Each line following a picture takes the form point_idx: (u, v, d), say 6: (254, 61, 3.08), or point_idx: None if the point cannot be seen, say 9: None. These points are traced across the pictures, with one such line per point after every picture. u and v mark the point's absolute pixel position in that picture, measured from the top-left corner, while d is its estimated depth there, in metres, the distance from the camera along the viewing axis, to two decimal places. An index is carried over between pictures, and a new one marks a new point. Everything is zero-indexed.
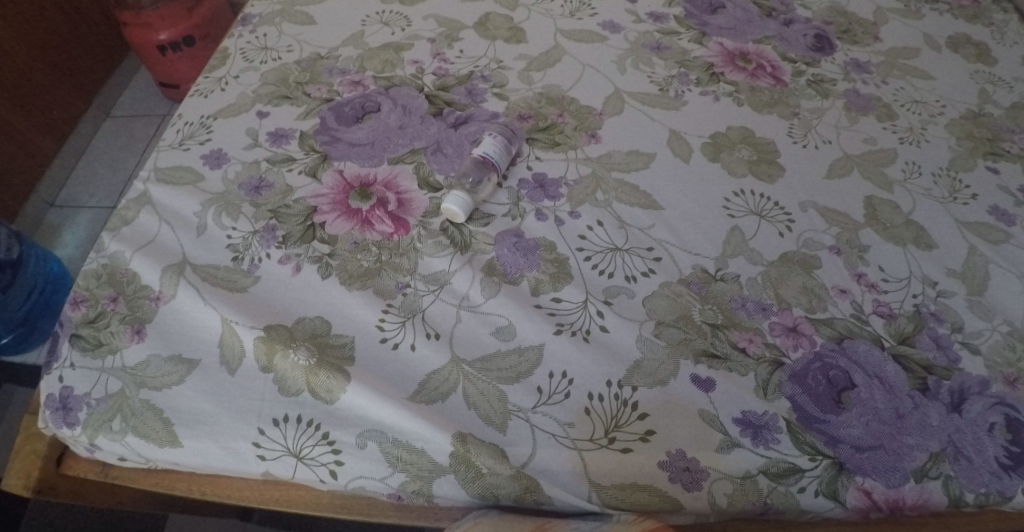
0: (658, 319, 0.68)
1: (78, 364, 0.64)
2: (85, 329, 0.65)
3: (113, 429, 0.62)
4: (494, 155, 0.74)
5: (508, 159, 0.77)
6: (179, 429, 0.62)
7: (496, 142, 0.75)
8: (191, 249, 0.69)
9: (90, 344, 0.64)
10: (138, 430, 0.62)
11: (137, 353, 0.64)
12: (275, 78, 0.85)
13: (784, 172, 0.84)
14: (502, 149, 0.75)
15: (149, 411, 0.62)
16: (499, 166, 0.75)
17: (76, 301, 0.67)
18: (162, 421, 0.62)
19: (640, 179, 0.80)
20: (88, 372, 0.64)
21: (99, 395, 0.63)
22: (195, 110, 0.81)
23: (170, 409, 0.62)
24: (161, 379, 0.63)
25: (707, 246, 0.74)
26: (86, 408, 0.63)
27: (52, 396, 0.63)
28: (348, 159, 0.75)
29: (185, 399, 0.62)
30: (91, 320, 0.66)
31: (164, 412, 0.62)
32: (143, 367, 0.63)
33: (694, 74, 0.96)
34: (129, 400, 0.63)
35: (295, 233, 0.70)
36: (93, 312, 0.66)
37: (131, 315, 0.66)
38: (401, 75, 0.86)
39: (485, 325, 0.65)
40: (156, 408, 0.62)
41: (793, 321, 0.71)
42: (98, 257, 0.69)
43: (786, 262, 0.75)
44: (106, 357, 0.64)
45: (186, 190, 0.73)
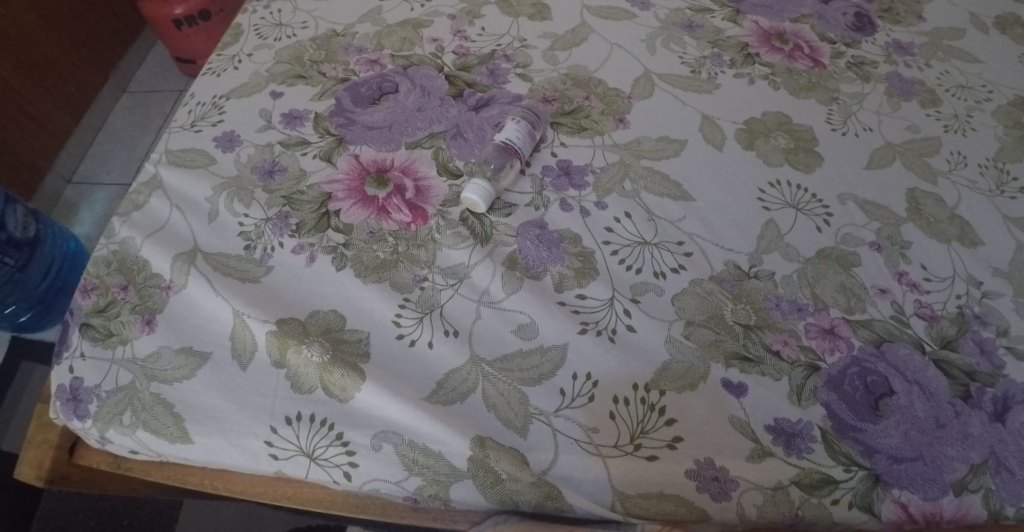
0: (688, 319, 0.64)
1: (88, 355, 0.62)
2: (96, 318, 0.63)
3: (124, 423, 0.61)
4: (516, 141, 0.70)
5: (531, 145, 0.73)
6: (191, 425, 0.60)
7: (519, 127, 0.71)
8: (202, 235, 0.67)
9: (101, 335, 0.63)
10: (148, 425, 0.61)
11: (147, 345, 0.62)
12: (290, 56, 0.81)
13: (822, 162, 0.80)
14: (525, 135, 0.71)
15: (159, 405, 0.61)
16: (522, 153, 0.71)
17: (86, 289, 0.65)
18: (173, 416, 0.60)
19: (670, 168, 0.76)
20: (98, 363, 0.62)
21: (109, 387, 0.62)
22: (207, 89, 0.78)
23: (181, 404, 0.61)
24: (171, 372, 0.61)
25: (740, 241, 0.70)
26: (96, 400, 0.61)
27: (63, 387, 0.62)
28: (363, 142, 0.72)
29: (195, 394, 0.61)
30: (102, 309, 0.64)
31: (174, 407, 0.61)
32: (154, 359, 0.62)
33: (728, 55, 0.91)
34: (140, 394, 0.61)
35: (309, 221, 0.67)
36: (103, 300, 0.64)
37: (142, 304, 0.64)
38: (419, 54, 0.82)
39: (506, 322, 0.62)
40: (166, 403, 0.61)
41: (830, 322, 0.67)
42: (108, 243, 0.67)
43: (823, 259, 0.71)
44: (117, 348, 0.63)
45: (198, 173, 0.71)
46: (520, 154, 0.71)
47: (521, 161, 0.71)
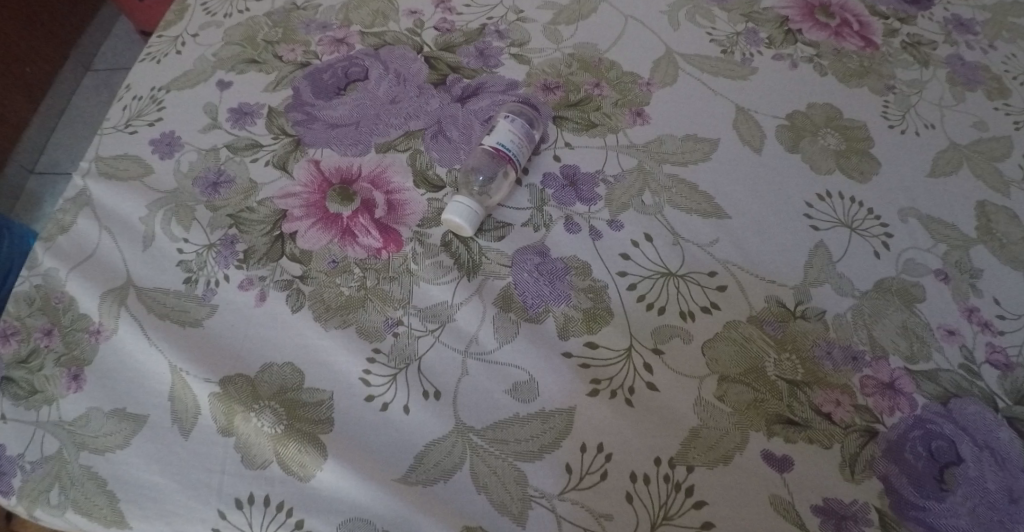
0: (721, 373, 0.53)
1: (9, 416, 0.54)
2: (17, 371, 0.55)
3: (52, 502, 0.52)
4: (512, 147, 0.57)
5: (530, 151, 0.59)
6: (126, 507, 0.51)
7: (514, 127, 0.58)
8: (136, 267, 0.58)
9: (23, 392, 0.54)
10: (79, 505, 0.52)
11: (75, 405, 0.54)
12: (241, 36, 0.68)
13: (879, 168, 0.67)
14: (523, 139, 0.58)
15: (90, 482, 0.52)
16: (519, 162, 0.58)
17: (4, 334, 0.56)
18: (106, 496, 0.51)
19: (700, 175, 0.62)
20: (21, 427, 0.54)
21: (33, 458, 0.53)
22: (145, 79, 0.67)
23: (113, 479, 0.52)
24: (102, 441, 0.53)
25: (785, 272, 0.58)
26: (20, 473, 0.52)
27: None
28: (326, 145, 0.61)
29: (130, 466, 0.52)
30: (22, 360, 0.55)
31: (108, 484, 0.52)
32: (82, 423, 0.53)
33: (764, 32, 0.76)
34: (68, 466, 0.52)
35: (259, 248, 0.57)
36: (24, 349, 0.56)
37: (68, 354, 0.55)
38: (395, 30, 0.68)
39: (498, 378, 0.51)
40: (98, 478, 0.52)
41: (889, 374, 0.56)
42: (30, 276, 0.58)
43: (881, 293, 0.59)
44: (41, 408, 0.54)
45: (132, 187, 0.61)
46: (516, 164, 0.57)
47: (517, 172, 0.58)
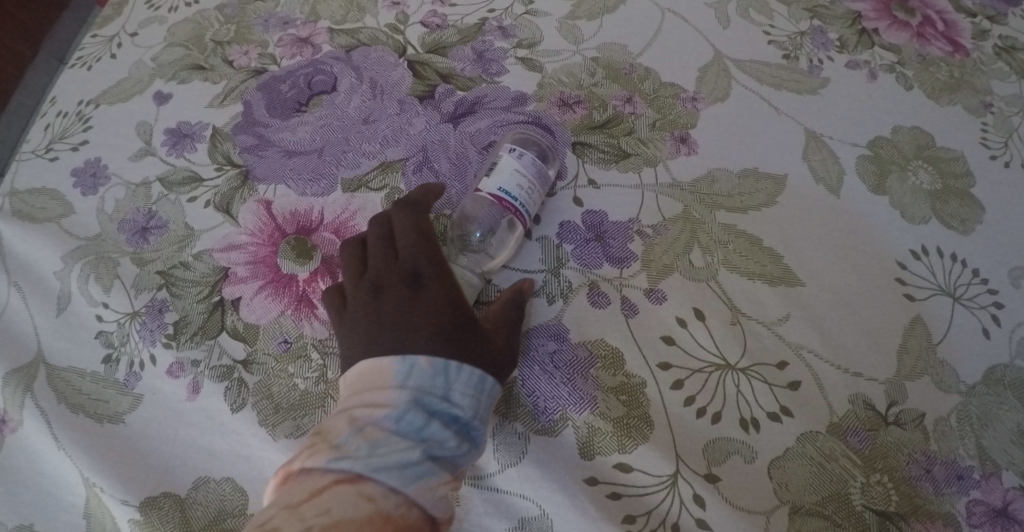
0: (793, 504, 0.40)
1: None
2: None
3: None
4: (518, 198, 0.43)
5: (543, 194, 0.45)
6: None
7: (523, 168, 0.43)
8: (49, 337, 0.45)
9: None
10: None
11: None
12: (187, 34, 0.55)
13: (983, 214, 0.53)
14: (532, 182, 0.44)
15: None
16: (528, 214, 0.43)
17: None
18: None
19: (761, 225, 0.49)
20: None
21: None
22: (71, 89, 0.53)
23: None
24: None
25: (871, 360, 0.45)
26: None
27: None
28: (281, 181, 0.47)
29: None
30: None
31: None
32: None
33: (835, 32, 0.61)
34: None
35: (194, 322, 0.44)
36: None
37: None
38: (373, 26, 0.54)
39: (498, 512, 0.39)
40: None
41: (1003, 497, 0.43)
42: None
43: (992, 387, 0.46)
44: None
45: (48, 231, 0.47)
46: (525, 219, 0.43)
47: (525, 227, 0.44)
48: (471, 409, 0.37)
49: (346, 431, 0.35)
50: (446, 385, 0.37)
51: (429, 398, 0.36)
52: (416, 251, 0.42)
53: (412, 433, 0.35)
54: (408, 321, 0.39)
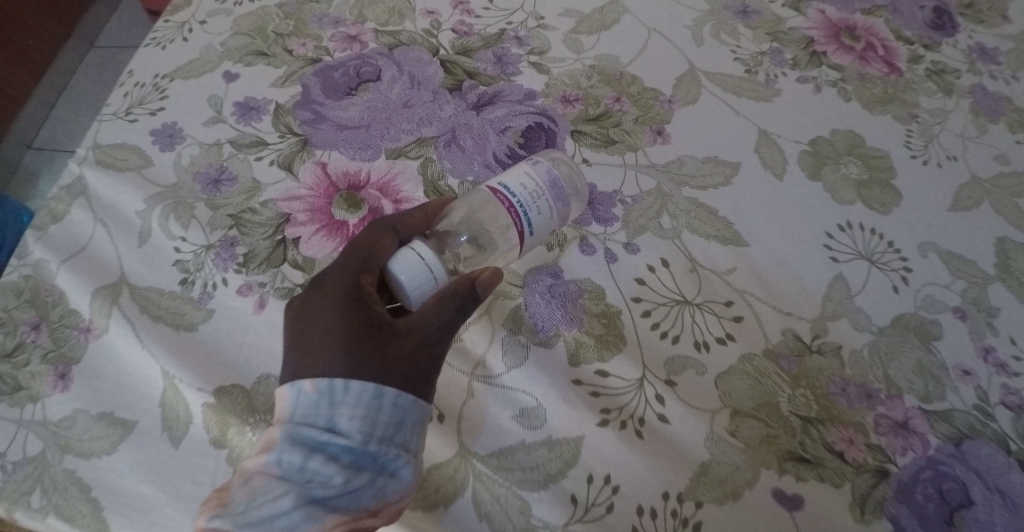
0: (734, 407, 0.52)
1: None
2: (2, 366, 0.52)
3: (32, 506, 0.49)
4: (516, 197, 0.48)
5: (553, 206, 0.50)
6: (111, 515, 0.48)
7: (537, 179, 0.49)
8: (129, 262, 0.55)
9: (5, 389, 0.51)
10: (62, 513, 0.48)
11: (61, 406, 0.51)
12: (251, 26, 0.66)
13: (901, 200, 0.65)
14: (540, 189, 0.49)
15: (74, 487, 0.49)
16: (527, 218, 0.48)
17: None
18: (90, 502, 0.48)
19: (719, 200, 0.61)
20: (4, 426, 0.50)
21: (14, 458, 0.50)
22: (149, 65, 0.64)
23: (99, 486, 0.49)
24: (87, 445, 0.50)
25: (802, 304, 0.57)
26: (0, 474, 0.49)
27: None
28: (334, 148, 0.59)
29: (117, 475, 0.49)
30: (7, 354, 0.52)
31: (92, 491, 0.49)
32: (68, 425, 0.50)
33: (789, 53, 0.75)
34: (51, 469, 0.49)
35: (261, 252, 0.55)
36: (9, 343, 0.52)
37: (55, 351, 0.52)
38: (411, 30, 0.66)
39: (504, 403, 0.50)
40: (83, 485, 0.49)
41: (903, 414, 0.55)
42: (19, 265, 0.55)
43: (899, 330, 0.58)
44: (25, 406, 0.51)
45: (131, 179, 0.58)
46: (520, 219, 0.48)
47: (527, 232, 0.48)
48: (356, 439, 0.43)
49: (238, 485, 0.43)
50: (329, 415, 0.43)
51: (313, 432, 0.43)
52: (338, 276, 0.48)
53: (295, 473, 0.43)
54: (321, 342, 0.45)
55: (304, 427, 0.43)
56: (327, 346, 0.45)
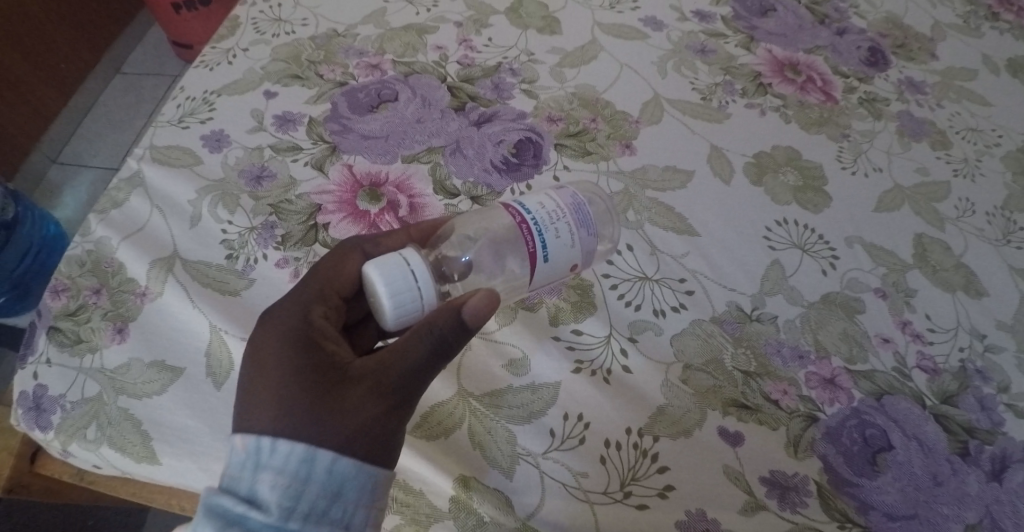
0: (686, 362, 0.62)
1: (54, 361, 0.60)
2: (65, 322, 0.62)
3: (88, 438, 0.58)
4: (531, 213, 0.55)
5: (569, 224, 0.55)
6: (159, 446, 0.58)
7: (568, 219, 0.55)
8: (182, 241, 0.66)
9: (69, 340, 0.61)
10: (114, 442, 0.58)
11: (118, 356, 0.61)
12: (286, 54, 0.80)
13: (831, 203, 0.78)
14: (558, 209, 0.55)
15: (127, 421, 0.59)
16: (540, 233, 0.54)
17: (57, 290, 0.64)
18: (140, 434, 0.58)
19: (677, 199, 0.74)
20: (64, 372, 0.60)
21: (74, 398, 0.59)
22: (198, 83, 0.78)
23: (149, 421, 0.59)
24: (140, 387, 0.60)
25: (745, 282, 0.68)
26: (61, 411, 0.59)
27: (26, 394, 0.60)
28: (358, 153, 0.71)
29: (165, 411, 0.59)
30: (71, 313, 0.62)
31: (143, 425, 0.59)
32: (124, 371, 0.60)
33: (740, 84, 0.89)
34: (106, 407, 0.59)
35: (295, 234, 0.67)
36: (74, 304, 0.63)
37: (114, 311, 0.63)
38: (422, 61, 0.81)
39: (496, 355, 0.60)
40: (135, 420, 0.59)
41: (831, 372, 0.65)
42: (83, 242, 0.66)
43: (828, 304, 0.69)
44: (85, 356, 0.61)
45: (183, 174, 0.70)
46: (530, 231, 0.54)
47: (540, 247, 0.54)
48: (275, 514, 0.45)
49: None
50: (251, 484, 0.46)
51: (232, 499, 0.45)
52: (300, 326, 0.51)
53: None
54: (271, 390, 0.48)
55: (224, 496, 0.45)
56: (273, 399, 0.48)
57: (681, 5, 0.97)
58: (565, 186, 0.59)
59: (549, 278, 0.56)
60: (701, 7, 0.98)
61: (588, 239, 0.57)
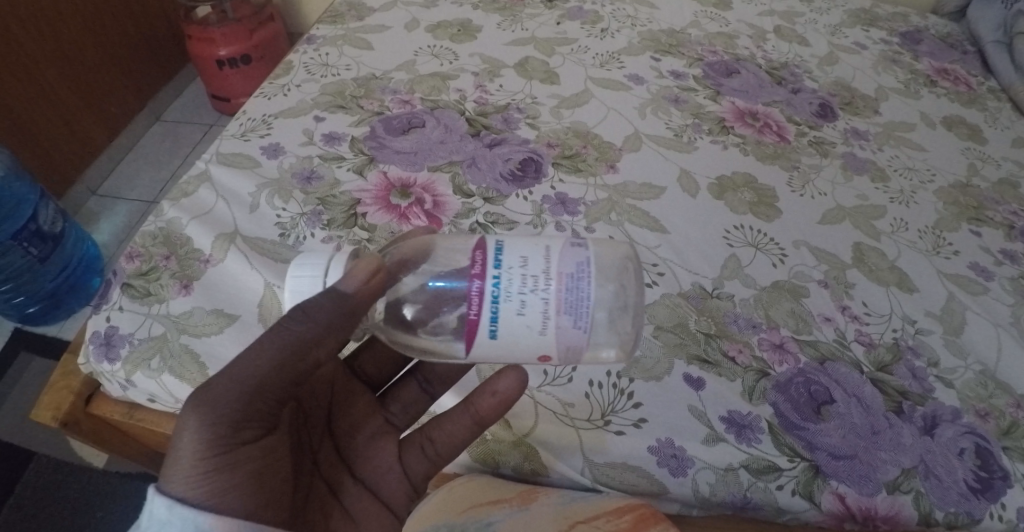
0: (657, 324, 0.77)
1: (126, 308, 0.75)
2: (138, 279, 0.77)
3: (151, 367, 0.72)
4: (499, 271, 0.52)
5: (548, 302, 0.52)
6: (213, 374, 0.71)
7: (558, 272, 0.52)
8: (242, 222, 0.82)
9: (140, 293, 0.76)
10: (175, 370, 0.71)
11: (182, 305, 0.75)
12: (333, 90, 1.00)
13: (781, 215, 0.93)
14: (549, 257, 0.53)
15: (187, 354, 0.72)
16: (493, 302, 0.52)
17: (132, 255, 0.79)
18: (198, 365, 0.71)
19: (651, 206, 0.89)
20: (134, 316, 0.75)
21: (142, 336, 0.73)
22: (259, 109, 0.97)
23: (206, 354, 0.72)
24: (201, 328, 0.73)
25: (706, 268, 0.83)
26: (129, 345, 0.73)
27: (98, 333, 0.74)
28: (392, 163, 0.89)
29: (220, 347, 0.73)
30: (144, 273, 0.78)
31: (200, 357, 0.72)
32: (187, 316, 0.74)
33: (706, 125, 1.06)
34: (168, 343, 0.73)
35: (338, 219, 0.83)
36: (147, 266, 0.78)
37: (181, 272, 0.78)
38: (445, 100, 1.00)
39: None
40: (193, 352, 0.72)
41: (780, 338, 0.79)
42: (158, 221, 0.83)
43: (777, 289, 0.83)
44: (153, 305, 0.75)
45: (245, 174, 0.87)
46: (484, 258, 0.53)
47: (485, 318, 0.52)
48: None
49: None
50: None
51: None
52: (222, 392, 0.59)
53: None
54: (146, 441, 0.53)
55: None
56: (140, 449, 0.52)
57: (659, 66, 1.17)
58: (584, 246, 0.54)
59: (490, 354, 0.54)
60: (676, 67, 1.17)
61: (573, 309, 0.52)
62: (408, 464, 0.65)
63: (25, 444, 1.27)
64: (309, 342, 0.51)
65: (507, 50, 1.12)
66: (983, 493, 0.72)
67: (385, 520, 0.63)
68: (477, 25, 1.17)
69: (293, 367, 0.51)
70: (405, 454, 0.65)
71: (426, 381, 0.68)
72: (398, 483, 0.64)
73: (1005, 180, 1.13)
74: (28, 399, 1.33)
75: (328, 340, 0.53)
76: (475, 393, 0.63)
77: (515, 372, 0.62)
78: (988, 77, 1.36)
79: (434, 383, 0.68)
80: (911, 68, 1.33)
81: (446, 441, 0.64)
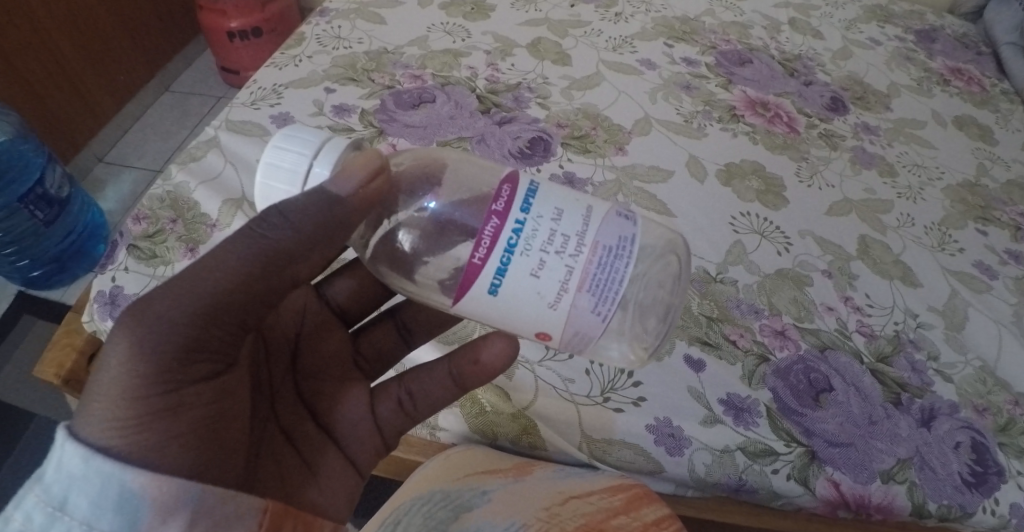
0: None
1: (131, 269, 0.75)
2: (144, 241, 0.77)
3: None
4: (525, 217, 0.49)
5: (572, 271, 0.49)
6: None
7: (591, 238, 0.50)
8: (249, 189, 0.82)
9: (146, 255, 0.76)
10: None
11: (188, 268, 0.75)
12: (345, 62, 1.00)
13: (788, 204, 0.93)
14: (586, 220, 0.50)
15: None
16: (506, 251, 0.48)
17: (138, 217, 0.79)
18: None
19: (658, 190, 0.90)
20: (140, 276, 0.75)
21: None
22: (269, 78, 0.97)
23: None
24: None
25: (710, 253, 0.84)
26: None
27: (103, 292, 0.74)
28: (401, 137, 0.89)
29: None
30: (150, 235, 0.78)
31: None
32: None
33: (716, 113, 1.06)
34: None
35: None
36: (153, 228, 0.78)
37: (187, 235, 0.78)
38: (457, 76, 1.00)
39: None
40: None
41: (781, 325, 0.79)
42: (165, 184, 0.82)
43: (780, 277, 0.83)
44: (159, 267, 0.76)
45: (254, 141, 0.87)
46: (513, 198, 0.49)
47: (491, 267, 0.48)
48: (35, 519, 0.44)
49: None
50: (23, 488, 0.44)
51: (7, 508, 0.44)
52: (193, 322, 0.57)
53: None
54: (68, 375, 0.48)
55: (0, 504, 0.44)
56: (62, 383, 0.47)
57: (672, 52, 1.16)
58: (630, 222, 0.52)
59: (479, 310, 0.50)
60: (689, 55, 1.17)
61: (597, 281, 0.49)
62: (379, 415, 0.64)
63: (23, 404, 1.27)
64: (286, 257, 0.48)
65: (519, 30, 1.12)
66: (977, 487, 0.73)
67: (346, 475, 0.62)
68: (491, 4, 1.16)
69: (254, 295, 0.48)
70: (378, 403, 0.64)
71: (404, 327, 0.69)
72: (368, 437, 0.63)
73: (1014, 182, 1.12)
74: (29, 361, 1.33)
75: (311, 256, 0.49)
76: (460, 352, 0.62)
77: (503, 342, 0.61)
78: (1001, 79, 1.35)
79: (413, 331, 0.70)
80: (924, 66, 1.33)
81: (426, 399, 0.63)
